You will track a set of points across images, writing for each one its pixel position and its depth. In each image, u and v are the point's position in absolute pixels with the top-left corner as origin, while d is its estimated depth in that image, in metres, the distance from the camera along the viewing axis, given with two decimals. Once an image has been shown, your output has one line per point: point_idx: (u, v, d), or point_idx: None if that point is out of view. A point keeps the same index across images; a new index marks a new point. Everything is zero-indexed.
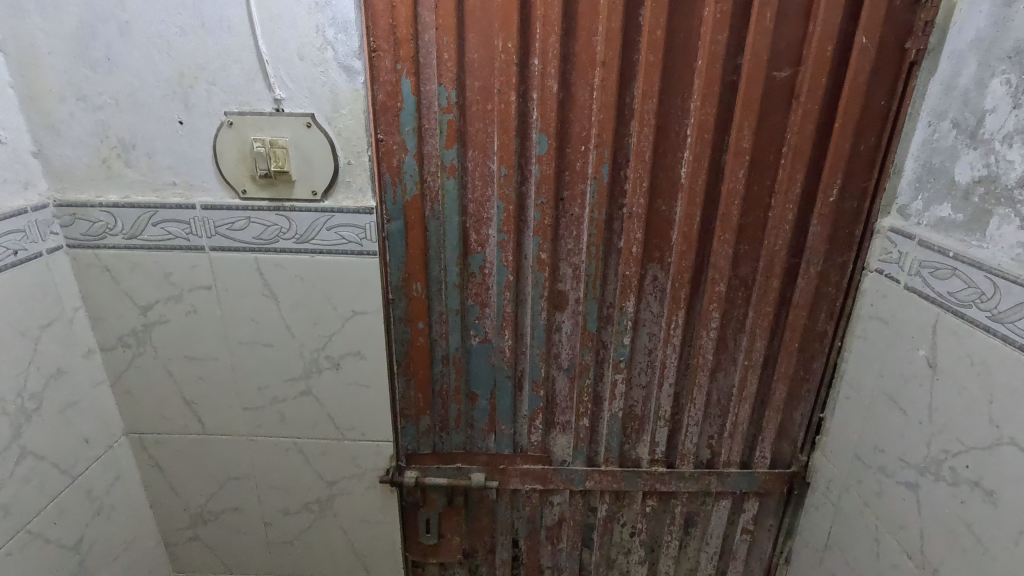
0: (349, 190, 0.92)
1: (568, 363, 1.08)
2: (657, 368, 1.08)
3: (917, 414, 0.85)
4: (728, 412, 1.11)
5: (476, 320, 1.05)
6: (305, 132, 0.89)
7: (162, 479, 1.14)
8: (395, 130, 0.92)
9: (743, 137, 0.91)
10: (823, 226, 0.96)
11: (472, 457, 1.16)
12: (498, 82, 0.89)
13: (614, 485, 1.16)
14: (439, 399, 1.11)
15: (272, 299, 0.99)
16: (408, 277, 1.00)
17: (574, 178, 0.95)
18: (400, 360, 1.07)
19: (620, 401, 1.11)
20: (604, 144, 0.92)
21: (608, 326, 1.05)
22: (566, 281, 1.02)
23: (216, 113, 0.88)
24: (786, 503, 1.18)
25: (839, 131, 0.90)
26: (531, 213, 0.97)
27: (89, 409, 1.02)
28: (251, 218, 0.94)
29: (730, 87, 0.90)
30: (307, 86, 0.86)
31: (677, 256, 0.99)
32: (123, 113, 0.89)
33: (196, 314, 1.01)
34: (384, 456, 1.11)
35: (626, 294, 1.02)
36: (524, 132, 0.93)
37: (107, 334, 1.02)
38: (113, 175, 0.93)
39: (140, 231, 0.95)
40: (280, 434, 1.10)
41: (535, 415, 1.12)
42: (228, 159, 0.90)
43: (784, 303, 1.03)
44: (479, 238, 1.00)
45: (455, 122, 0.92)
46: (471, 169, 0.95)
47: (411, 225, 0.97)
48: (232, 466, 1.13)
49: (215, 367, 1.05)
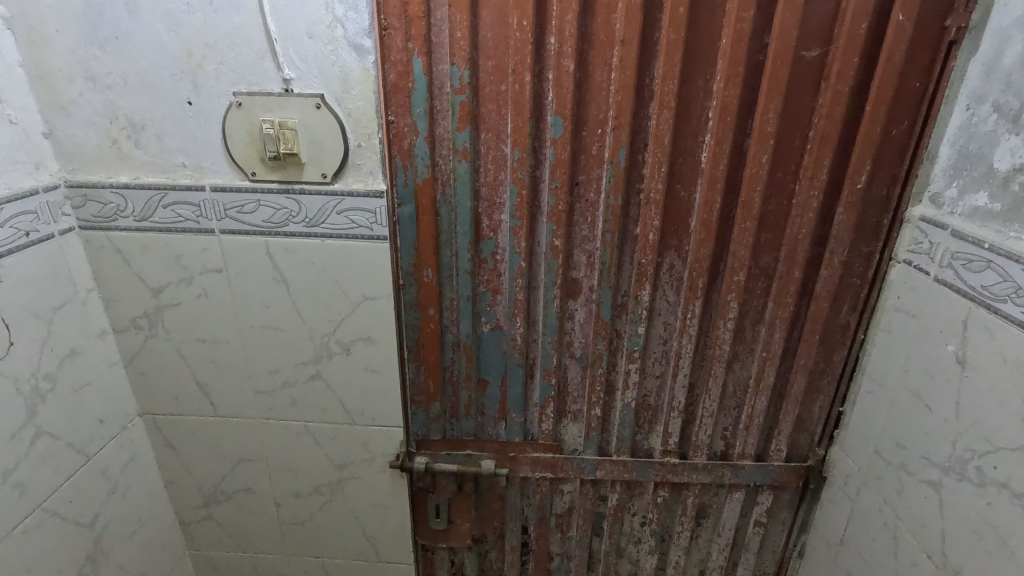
0: (359, 173, 0.91)
1: (581, 352, 1.06)
2: (672, 359, 1.05)
3: (943, 411, 0.82)
4: (744, 404, 1.09)
5: (488, 307, 1.03)
6: (314, 113, 0.87)
7: (177, 460, 1.16)
8: (406, 112, 0.89)
9: (768, 121, 0.87)
10: (849, 215, 0.92)
11: (483, 445, 1.14)
12: (513, 62, 0.86)
13: (625, 474, 1.15)
14: (449, 386, 1.10)
15: (282, 284, 0.99)
16: (419, 263, 0.99)
17: (590, 163, 0.92)
18: (410, 346, 1.06)
19: (633, 392, 1.08)
20: (622, 127, 0.88)
21: (622, 315, 1.03)
22: (580, 269, 0.99)
23: (225, 93, 0.87)
24: (801, 497, 1.16)
25: (871, 114, 0.86)
26: (546, 198, 0.94)
27: (104, 389, 1.03)
28: (260, 201, 0.93)
29: (755, 68, 0.85)
30: (316, 66, 0.85)
31: (695, 243, 0.95)
32: (133, 93, 0.88)
33: (207, 297, 1.01)
34: (394, 441, 1.11)
35: (642, 283, 0.99)
36: (540, 114, 0.90)
37: (120, 315, 1.03)
38: (124, 156, 0.92)
39: (151, 213, 0.95)
40: (291, 417, 1.10)
41: (547, 404, 1.10)
42: (237, 141, 0.89)
43: (806, 294, 1.00)
44: (492, 223, 0.97)
45: (467, 104, 0.89)
46: (484, 152, 0.92)
47: (421, 209, 0.95)
48: (245, 448, 1.14)
49: (227, 350, 1.05)
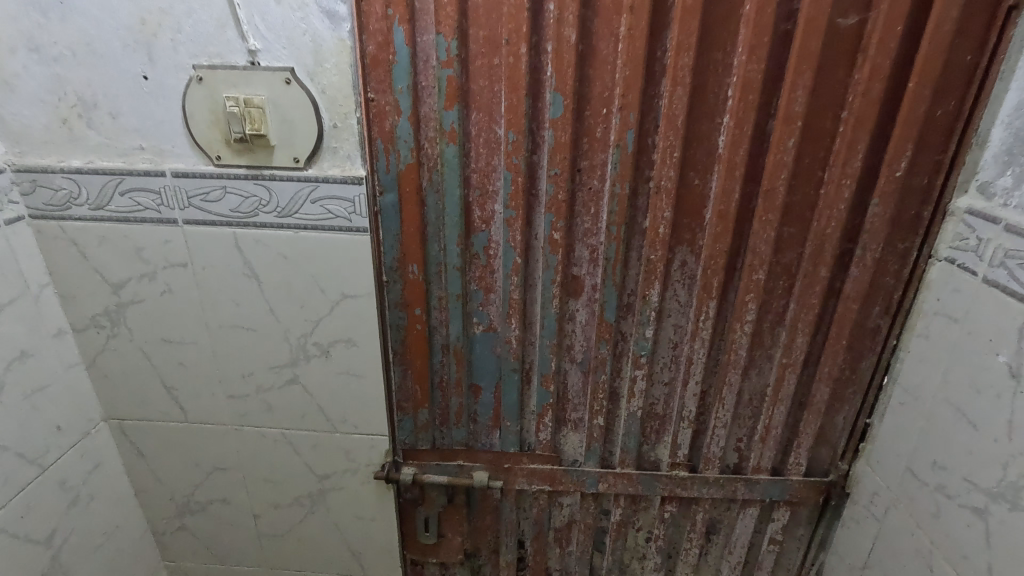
0: (336, 156, 0.81)
1: (582, 356, 0.96)
2: (682, 364, 0.96)
3: (992, 430, 0.73)
4: (761, 414, 1.00)
5: (480, 307, 0.94)
6: (283, 89, 0.77)
7: (147, 468, 1.07)
8: (387, 88, 0.79)
9: (796, 100, 0.77)
10: (885, 207, 0.82)
11: (475, 456, 1.05)
12: (506, 31, 0.75)
13: (630, 488, 1.05)
14: (439, 391, 1.01)
15: (253, 280, 0.89)
16: (404, 258, 0.89)
17: (593, 147, 0.82)
18: (395, 349, 0.96)
19: (640, 400, 0.99)
20: (630, 106, 0.78)
21: (628, 317, 0.93)
22: (581, 265, 0.90)
23: (184, 67, 0.77)
24: (820, 514, 1.07)
25: (915, 92, 0.75)
26: (544, 186, 0.84)
27: (62, 393, 0.95)
28: (227, 188, 0.84)
29: (783, 39, 0.75)
30: (285, 36, 0.75)
31: (710, 238, 0.86)
32: (81, 66, 0.79)
33: (173, 294, 0.92)
34: (379, 451, 1.02)
35: (650, 281, 0.89)
36: (537, 92, 0.80)
37: (79, 313, 0.94)
38: (75, 137, 0.83)
39: (107, 201, 0.86)
40: (267, 424, 1.01)
41: (544, 412, 1.01)
42: (199, 121, 0.80)
43: (833, 294, 0.90)
44: (484, 214, 0.87)
45: (456, 79, 0.79)
46: (475, 135, 0.83)
47: (406, 198, 0.86)
48: (220, 456, 1.05)
49: (196, 351, 0.96)
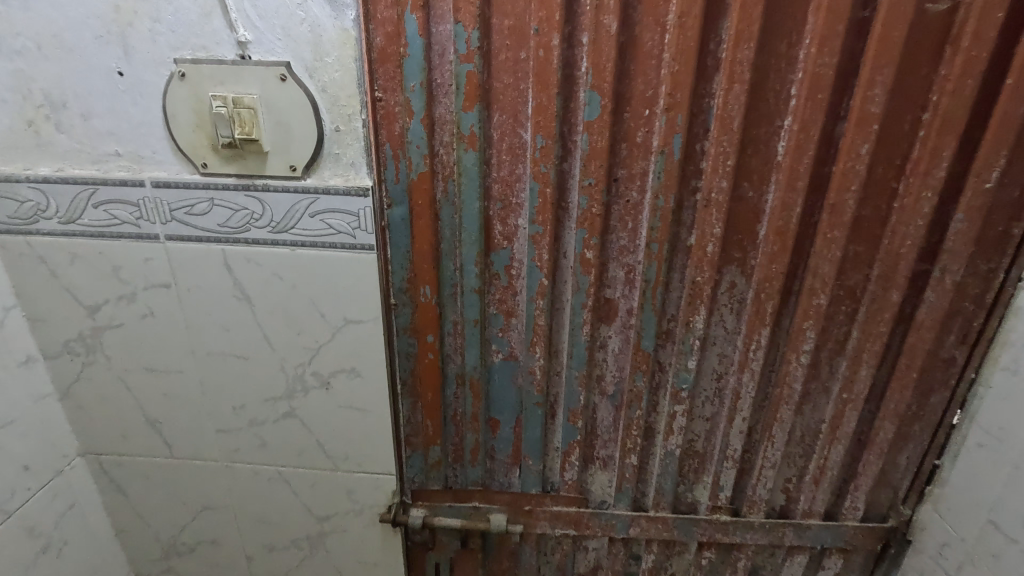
0: (338, 164, 0.71)
1: (614, 389, 0.86)
2: (727, 398, 0.85)
3: None
4: (814, 452, 0.88)
5: (499, 333, 0.83)
6: (277, 87, 0.67)
7: (129, 507, 0.97)
8: (397, 86, 0.69)
9: (872, 99, 0.66)
10: (970, 223, 0.71)
11: (492, 496, 0.94)
12: (535, 19, 0.65)
13: (664, 533, 0.94)
14: (452, 426, 0.90)
15: (245, 303, 0.79)
16: (415, 279, 0.79)
17: (633, 153, 0.71)
18: (404, 379, 0.86)
19: (679, 437, 0.88)
20: (677, 106, 0.67)
21: (667, 345, 0.82)
22: (615, 287, 0.79)
23: (165, 61, 0.67)
24: (876, 562, 0.96)
25: (1013, 91, 0.64)
26: (575, 198, 0.74)
27: (31, 427, 0.85)
28: (214, 199, 0.73)
29: (859, 28, 0.64)
30: (279, 25, 0.65)
31: (765, 257, 0.75)
32: (48, 61, 0.69)
33: (155, 317, 0.82)
34: (385, 491, 0.91)
35: (695, 306, 0.78)
36: (570, 90, 0.69)
37: (50, 338, 0.84)
38: (43, 142, 0.73)
39: (80, 214, 0.76)
40: (260, 461, 0.91)
41: (570, 450, 0.90)
42: (182, 123, 0.70)
43: (902, 321, 0.79)
44: (505, 230, 0.77)
45: (476, 76, 0.68)
46: (497, 139, 0.72)
47: (417, 211, 0.75)
48: (208, 495, 0.95)
49: (181, 381, 0.86)
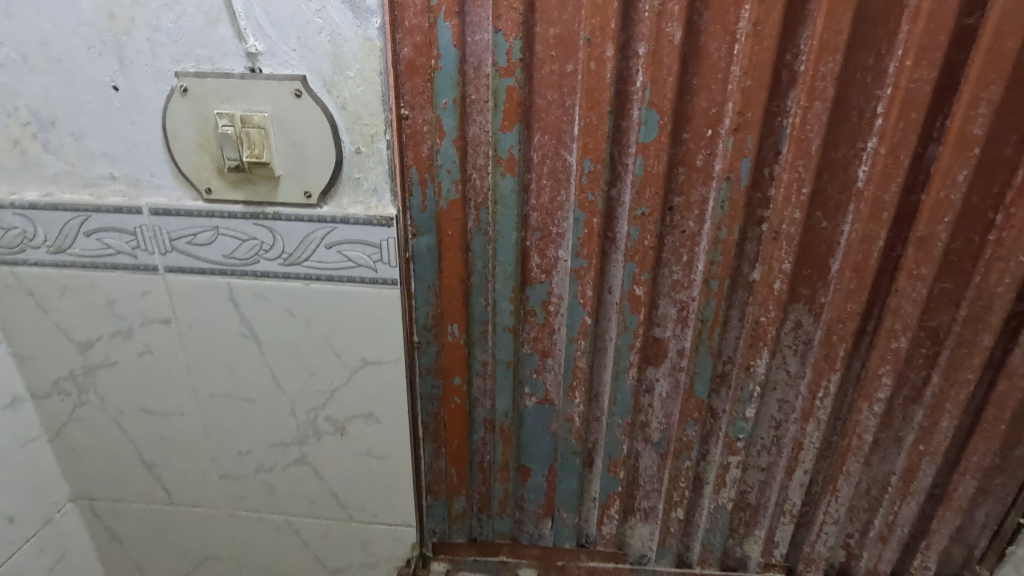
0: (358, 190, 0.63)
1: (660, 436, 0.77)
2: (787, 448, 0.76)
3: None
4: (882, 507, 0.79)
5: (534, 375, 0.75)
6: (291, 104, 0.59)
7: (124, 555, 0.89)
8: (426, 103, 0.61)
9: (974, 119, 0.57)
10: None
11: (521, 550, 0.85)
12: (587, 28, 0.57)
13: None
14: (478, 473, 0.81)
15: (252, 341, 0.71)
16: (441, 316, 0.70)
17: (692, 179, 0.63)
18: (427, 423, 0.77)
19: (732, 490, 0.79)
20: (747, 127, 0.59)
21: (722, 390, 0.74)
22: (666, 325, 0.70)
23: (165, 75, 0.60)
24: None
25: None
26: (625, 228, 0.65)
27: (17, 474, 0.77)
28: (219, 228, 0.66)
29: (962, 38, 0.55)
30: (294, 34, 0.57)
31: (839, 295, 0.66)
32: (35, 74, 0.61)
33: (153, 355, 0.74)
34: (404, 543, 0.83)
35: (756, 348, 0.70)
36: (622, 108, 0.61)
37: (39, 377, 0.76)
38: (30, 163, 0.65)
39: (71, 243, 0.68)
40: (267, 510, 0.83)
41: (609, 502, 0.81)
42: (184, 144, 0.62)
43: (991, 367, 0.70)
44: (544, 263, 0.68)
45: (517, 91, 0.60)
46: (537, 162, 0.64)
47: (446, 242, 0.67)
48: (210, 544, 0.87)
49: (182, 424, 0.78)
